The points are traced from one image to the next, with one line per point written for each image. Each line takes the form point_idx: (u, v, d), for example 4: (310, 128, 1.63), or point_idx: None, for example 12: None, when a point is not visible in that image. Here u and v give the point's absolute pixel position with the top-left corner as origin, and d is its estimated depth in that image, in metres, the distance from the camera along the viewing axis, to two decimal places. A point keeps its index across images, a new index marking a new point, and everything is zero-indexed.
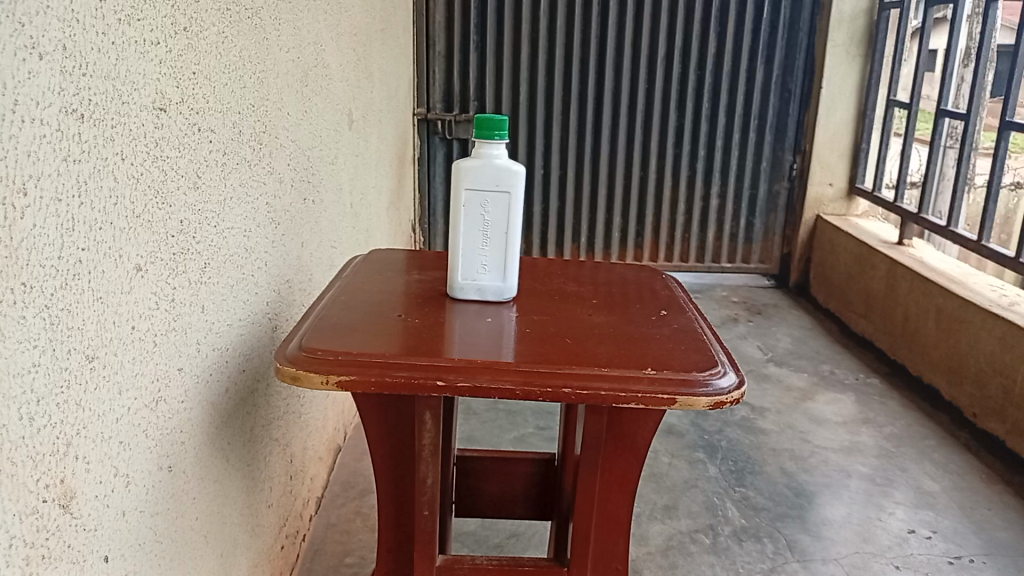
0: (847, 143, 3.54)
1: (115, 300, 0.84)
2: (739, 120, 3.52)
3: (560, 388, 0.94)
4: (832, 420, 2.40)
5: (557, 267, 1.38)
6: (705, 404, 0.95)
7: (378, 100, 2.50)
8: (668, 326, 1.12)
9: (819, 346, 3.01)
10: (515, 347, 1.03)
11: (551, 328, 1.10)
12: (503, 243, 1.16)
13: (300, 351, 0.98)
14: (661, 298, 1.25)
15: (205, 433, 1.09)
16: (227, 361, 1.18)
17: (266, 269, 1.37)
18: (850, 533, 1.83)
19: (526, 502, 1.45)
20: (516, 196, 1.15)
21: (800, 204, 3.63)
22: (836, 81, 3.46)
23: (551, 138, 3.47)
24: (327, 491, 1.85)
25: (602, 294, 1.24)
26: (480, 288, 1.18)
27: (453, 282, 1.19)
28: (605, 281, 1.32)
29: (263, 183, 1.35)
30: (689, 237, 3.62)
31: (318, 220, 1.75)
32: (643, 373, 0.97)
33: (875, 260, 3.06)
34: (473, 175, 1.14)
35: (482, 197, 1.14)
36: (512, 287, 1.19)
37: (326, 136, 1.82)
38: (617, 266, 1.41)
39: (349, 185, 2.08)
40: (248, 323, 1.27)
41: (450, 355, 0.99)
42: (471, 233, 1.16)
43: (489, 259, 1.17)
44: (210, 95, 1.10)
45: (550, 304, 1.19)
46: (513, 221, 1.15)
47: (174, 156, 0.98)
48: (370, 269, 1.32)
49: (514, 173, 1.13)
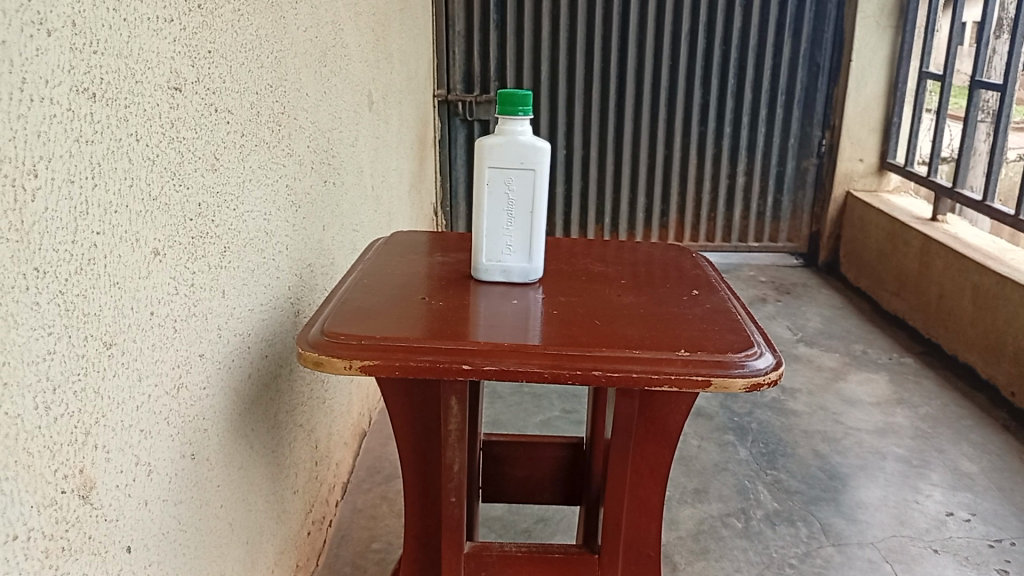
0: (878, 117, 3.45)
1: (132, 286, 0.81)
2: (766, 95, 3.44)
3: (590, 370, 0.91)
4: (865, 401, 2.34)
5: (583, 247, 1.35)
6: (741, 387, 0.91)
7: (398, 81, 2.47)
8: (700, 306, 1.08)
9: (850, 326, 2.95)
10: (541, 329, 1.00)
11: (578, 309, 1.06)
12: (528, 222, 1.13)
13: (323, 335, 0.96)
14: (693, 277, 1.21)
15: (228, 420, 1.07)
16: (249, 347, 1.16)
17: (287, 254, 1.35)
18: (887, 516, 1.78)
19: (555, 487, 1.43)
20: (542, 174, 1.11)
21: (830, 179, 3.55)
22: (867, 53, 3.36)
23: (573, 117, 3.41)
24: (353, 476, 1.83)
25: (629, 274, 1.21)
26: (505, 270, 1.15)
27: (477, 264, 1.16)
28: (633, 261, 1.28)
29: (283, 165, 1.32)
30: (715, 216, 3.55)
31: (339, 202, 1.73)
32: (675, 355, 0.94)
33: (908, 237, 2.99)
34: (496, 153, 1.10)
35: (507, 176, 1.11)
36: (538, 268, 1.16)
37: (347, 116, 1.79)
38: (643, 246, 1.37)
39: (370, 167, 2.06)
40: (270, 308, 1.25)
41: (475, 338, 0.96)
42: (495, 213, 1.12)
43: (514, 240, 1.14)
44: (227, 74, 1.07)
45: (577, 285, 1.15)
46: (538, 199, 1.12)
47: (190, 137, 0.95)
48: (393, 251, 1.29)
49: (539, 151, 1.10)
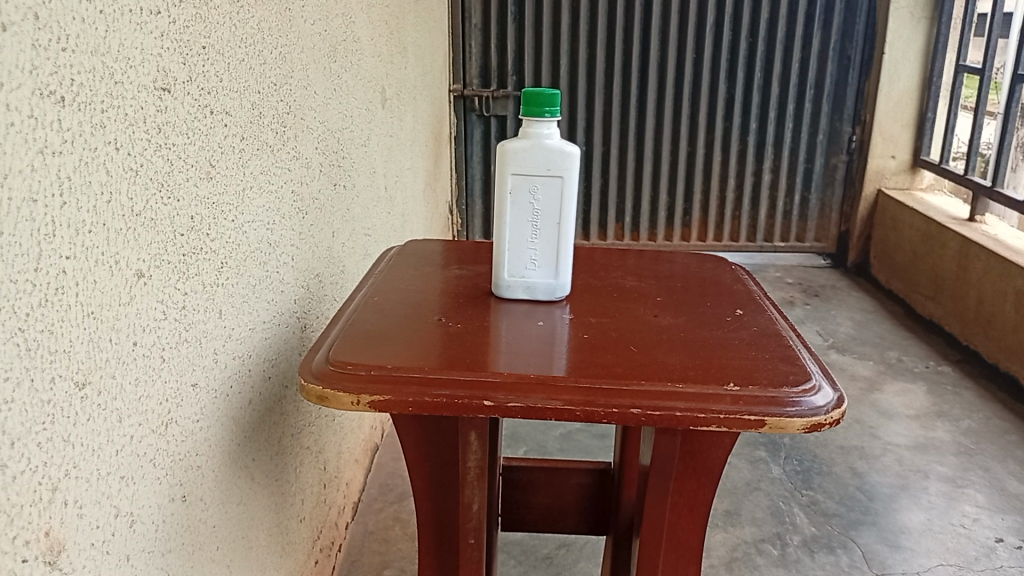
0: (912, 112, 3.32)
1: (110, 314, 0.72)
2: (794, 89, 3.31)
3: (627, 408, 0.81)
4: (903, 414, 2.23)
5: (612, 257, 1.24)
6: (800, 427, 0.81)
7: (412, 77, 2.36)
8: (746, 329, 0.98)
9: (883, 331, 2.82)
10: (569, 357, 0.89)
11: (611, 333, 0.96)
12: (555, 234, 1.03)
13: (327, 364, 0.86)
14: (733, 294, 1.10)
15: (226, 452, 0.98)
16: (250, 370, 1.06)
17: (292, 266, 1.25)
18: (933, 542, 1.67)
19: (579, 516, 1.33)
20: (571, 181, 1.01)
21: (860, 177, 3.41)
22: (900, 46, 3.23)
23: (593, 113, 3.29)
24: (364, 494, 1.74)
25: (664, 291, 1.10)
26: (530, 287, 1.05)
27: (498, 280, 1.05)
28: (667, 274, 1.17)
29: (288, 170, 1.22)
30: (740, 215, 3.43)
31: (350, 205, 1.63)
32: (724, 390, 0.83)
33: (945, 238, 2.86)
34: (520, 158, 1.00)
35: (533, 184, 1.01)
36: (564, 285, 1.05)
37: (359, 114, 1.70)
38: (677, 256, 1.26)
39: (383, 167, 1.96)
40: (273, 325, 1.16)
41: (498, 368, 0.86)
42: (519, 225, 1.02)
43: (539, 254, 1.04)
44: (224, 72, 0.97)
45: (608, 304, 1.05)
46: (566, 210, 1.02)
47: (181, 142, 0.86)
48: (406, 263, 1.19)
49: (568, 156, 1.00)
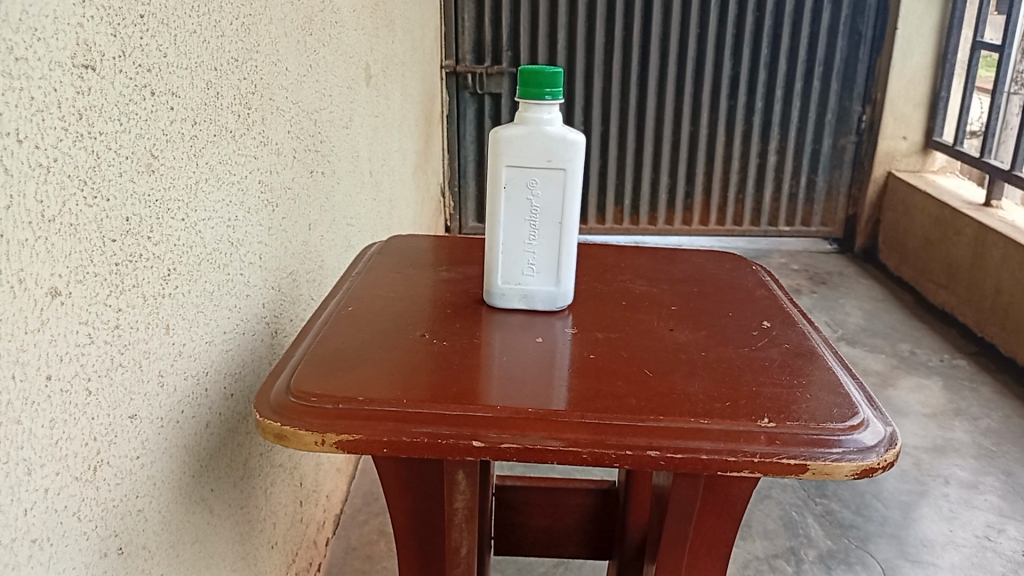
0: (924, 90, 3.18)
1: (12, 346, 0.58)
2: (802, 66, 3.16)
3: (644, 451, 0.68)
4: (918, 412, 2.11)
5: (618, 258, 1.11)
6: (847, 473, 0.68)
7: (400, 52, 2.21)
8: (776, 346, 0.85)
9: (894, 322, 2.70)
10: (574, 383, 0.76)
11: (622, 351, 0.82)
12: (556, 235, 0.89)
13: (288, 396, 0.72)
14: (756, 302, 0.97)
15: (177, 487, 0.85)
16: (206, 390, 0.93)
17: (260, 265, 1.11)
18: (956, 556, 1.56)
19: (579, 540, 1.20)
20: (576, 175, 0.88)
21: (870, 159, 3.27)
22: (914, 21, 3.09)
23: (592, 90, 3.14)
24: (347, 505, 1.62)
25: (678, 299, 0.97)
26: (526, 296, 0.91)
27: (491, 286, 0.92)
28: (682, 278, 1.04)
29: (254, 157, 1.08)
30: (745, 198, 3.29)
31: (330, 193, 1.49)
32: (757, 427, 0.70)
33: (960, 224, 2.73)
34: (516, 147, 0.86)
35: (531, 177, 0.87)
36: (567, 292, 0.92)
37: (340, 93, 1.55)
38: (690, 256, 1.13)
39: (367, 151, 1.82)
40: (236, 335, 1.02)
41: (490, 400, 0.73)
42: (515, 224, 0.89)
43: (537, 258, 0.90)
44: (170, 44, 0.83)
45: (616, 315, 0.92)
46: (569, 207, 0.88)
47: (110, 130, 0.72)
48: (387, 264, 1.06)
49: (572, 145, 0.86)
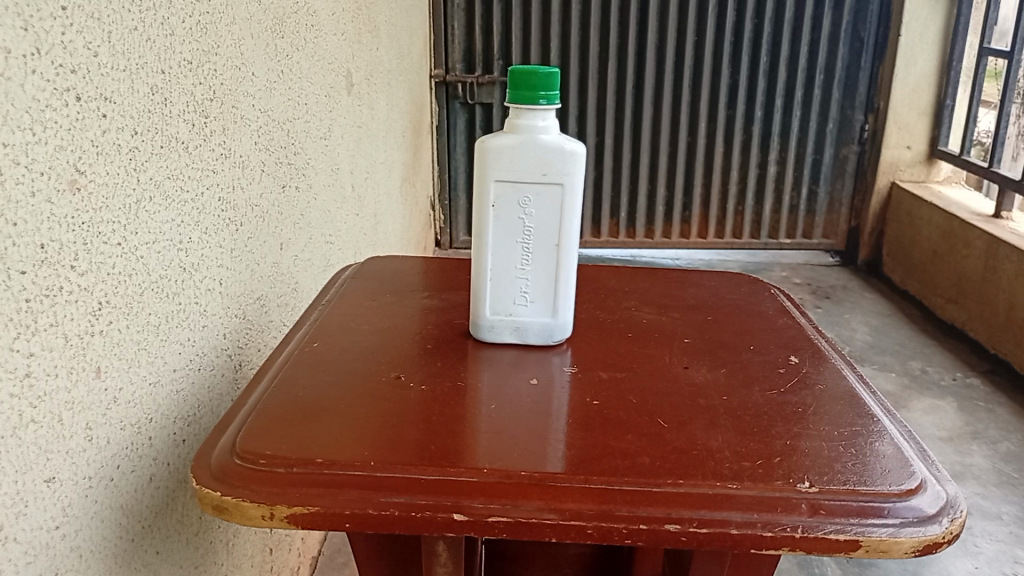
0: (929, 99, 3.08)
1: None
2: (802, 74, 3.06)
3: (660, 524, 0.56)
4: (934, 435, 2.00)
5: (621, 282, 0.99)
6: (908, 550, 0.57)
7: (385, 60, 2.10)
8: (808, 387, 0.73)
9: (902, 338, 2.60)
10: (576, 437, 0.64)
11: (630, 395, 0.71)
12: (552, 260, 0.78)
13: (233, 456, 0.60)
14: (778, 333, 0.85)
15: (110, 555, 0.73)
16: (150, 438, 0.81)
17: (220, 292, 1.00)
18: None
19: None
20: (576, 189, 0.76)
21: (873, 169, 3.17)
22: (917, 27, 2.99)
23: (586, 100, 3.03)
24: (326, 547, 1.49)
25: (692, 330, 0.85)
26: (518, 329, 0.80)
27: (477, 317, 0.80)
28: (695, 305, 0.92)
29: (213, 171, 0.97)
30: (744, 209, 3.18)
31: (305, 209, 1.37)
32: (797, 492, 0.58)
33: (969, 236, 2.63)
34: (505, 158, 0.75)
35: (525, 193, 0.76)
36: (564, 325, 0.80)
37: (317, 102, 1.44)
38: (702, 279, 1.02)
39: (349, 164, 1.70)
40: (189, 372, 0.90)
41: (473, 460, 0.61)
42: (505, 247, 0.77)
43: (531, 285, 0.78)
44: (103, 42, 0.71)
45: (621, 349, 0.80)
46: (566, 227, 0.77)
47: (20, 142, 0.60)
48: (362, 290, 0.94)
49: (571, 156, 0.75)
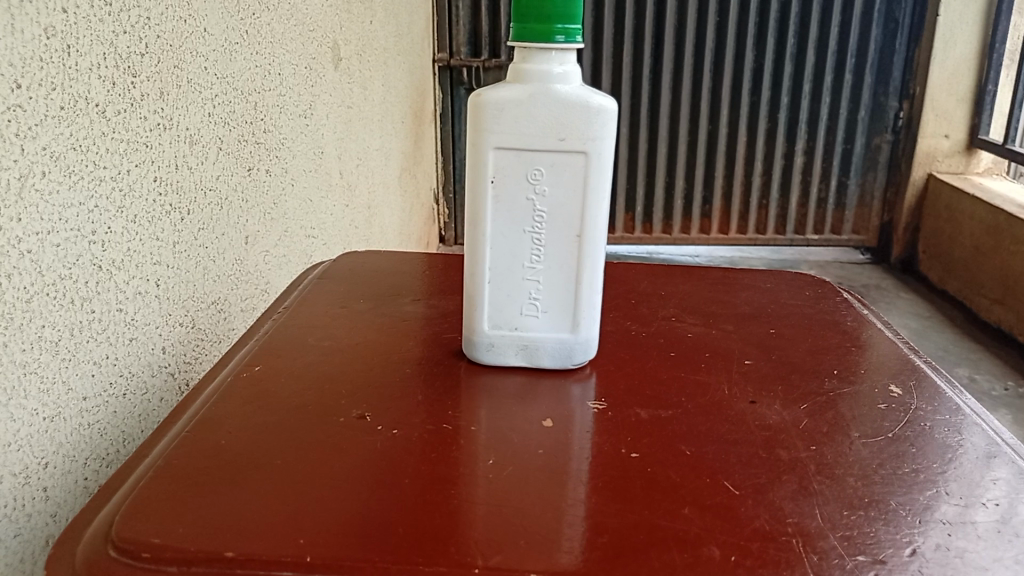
0: (968, 84, 2.86)
1: None
2: (832, 58, 2.84)
3: None
4: None
5: (655, 287, 0.79)
6: None
7: (380, 35, 1.90)
8: (924, 435, 0.53)
9: (945, 342, 2.39)
10: (611, 512, 0.44)
11: (682, 445, 0.51)
12: (572, 255, 0.58)
13: (105, 545, 0.41)
14: (864, 355, 0.66)
15: None
16: (44, 490, 0.63)
17: (158, 296, 0.80)
18: None
19: None
20: (606, 160, 0.56)
21: (908, 160, 2.95)
22: (956, 6, 2.77)
23: (599, 86, 2.82)
24: None
25: (753, 349, 0.65)
26: (526, 347, 0.60)
27: (472, 333, 0.60)
28: (750, 316, 0.72)
29: (144, 145, 0.78)
30: (768, 203, 2.97)
31: (278, 197, 1.17)
32: None
33: (1017, 232, 2.41)
34: (508, 117, 0.55)
35: (537, 165, 0.56)
36: (588, 343, 0.61)
37: (295, 73, 1.24)
38: (754, 282, 0.82)
39: (337, 147, 1.50)
40: (108, 400, 0.71)
41: (460, 551, 0.41)
42: (509, 238, 0.58)
43: (543, 289, 0.59)
44: None
45: (663, 375, 0.60)
46: (590, 212, 0.57)
47: None
48: (329, 295, 0.74)
49: (599, 114, 0.55)
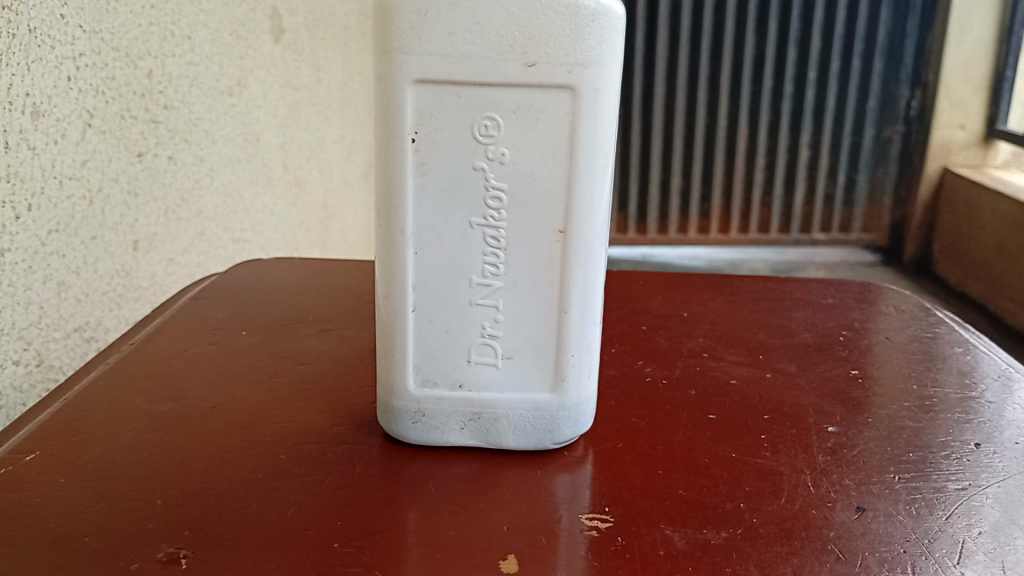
0: (985, 69, 2.44)
1: None
2: (841, 40, 2.47)
3: None
4: None
5: (672, 307, 0.56)
6: None
7: (339, 10, 1.64)
8: None
9: None
10: None
11: None
12: (551, 260, 0.35)
13: None
14: (1004, 413, 0.42)
15: None
16: None
17: None
18: None
19: None
20: (609, 101, 0.33)
21: (921, 155, 2.56)
22: None
23: None
24: None
25: (835, 408, 0.42)
26: (478, 417, 0.36)
27: (389, 392, 0.37)
28: (812, 349, 0.49)
29: None
30: (772, 200, 2.61)
31: (190, 191, 0.92)
32: None
33: None
34: (433, 24, 0.32)
35: (491, 111, 0.33)
36: (582, 409, 0.37)
37: (213, 40, 0.99)
38: (806, 298, 0.58)
39: (278, 134, 1.26)
40: None
41: None
42: (446, 233, 0.35)
43: (504, 318, 0.36)
44: None
45: (700, 458, 0.37)
46: (582, 188, 0.34)
47: None
48: (199, 324, 0.51)
49: (595, 20, 0.32)
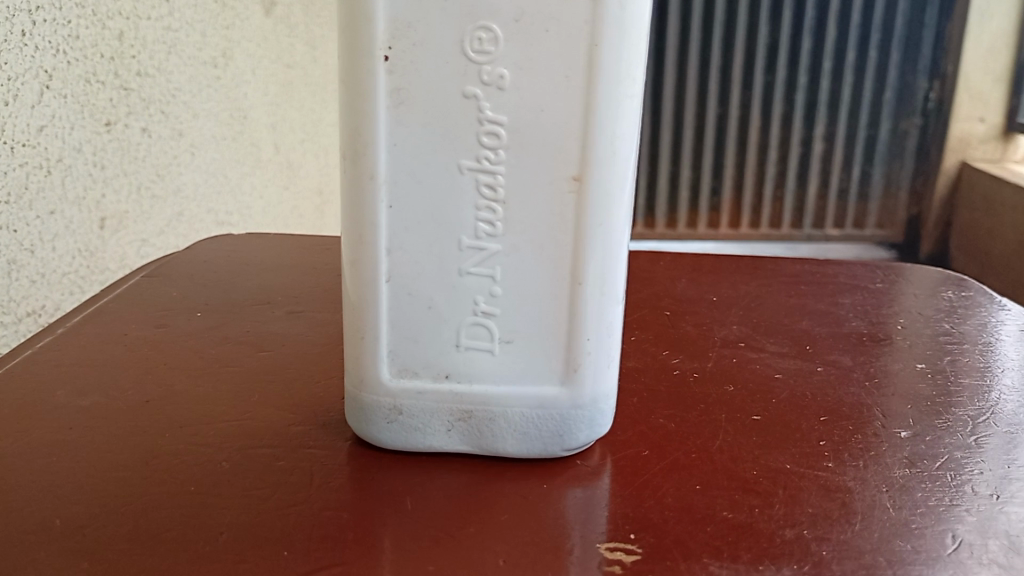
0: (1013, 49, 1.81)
1: None
2: None
3: None
4: None
5: (698, 291, 0.48)
6: None
7: None
8: None
9: None
10: None
11: None
12: (562, 217, 0.27)
13: None
14: None
15: None
16: None
17: None
18: None
19: None
20: (640, 11, 0.26)
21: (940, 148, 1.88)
22: None
23: None
24: None
25: (910, 410, 0.34)
26: (468, 417, 0.29)
27: (356, 384, 0.29)
28: (867, 341, 0.42)
29: None
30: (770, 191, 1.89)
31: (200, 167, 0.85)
32: None
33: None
34: None
35: (487, 20, 0.26)
36: (601, 408, 0.29)
37: None
38: (851, 284, 0.51)
39: (267, 112, 1.18)
40: None
41: None
42: (427, 181, 0.27)
43: (503, 290, 0.28)
44: None
45: (746, 471, 0.29)
46: (602, 124, 0.27)
47: None
48: (148, 305, 0.43)
49: None
